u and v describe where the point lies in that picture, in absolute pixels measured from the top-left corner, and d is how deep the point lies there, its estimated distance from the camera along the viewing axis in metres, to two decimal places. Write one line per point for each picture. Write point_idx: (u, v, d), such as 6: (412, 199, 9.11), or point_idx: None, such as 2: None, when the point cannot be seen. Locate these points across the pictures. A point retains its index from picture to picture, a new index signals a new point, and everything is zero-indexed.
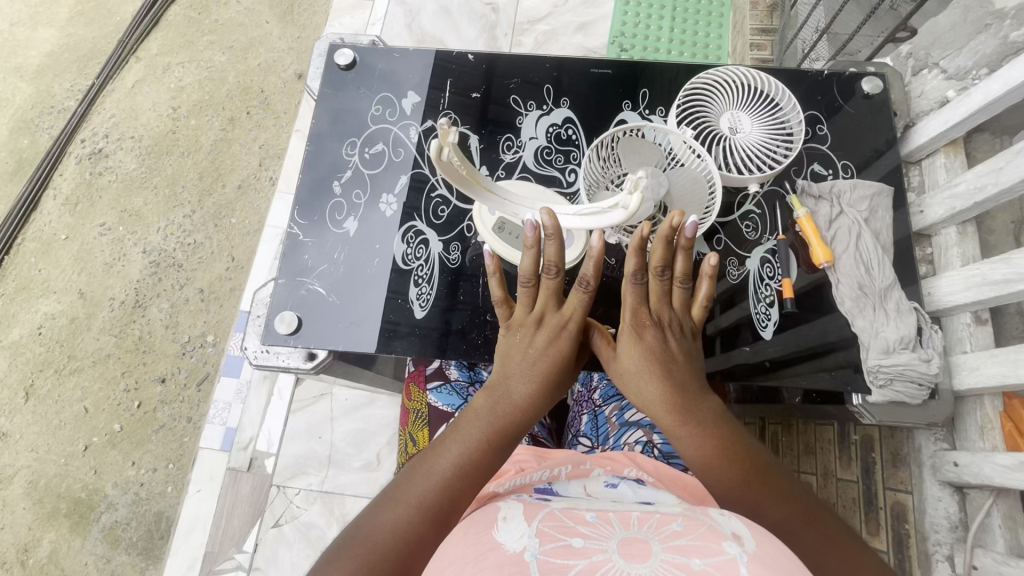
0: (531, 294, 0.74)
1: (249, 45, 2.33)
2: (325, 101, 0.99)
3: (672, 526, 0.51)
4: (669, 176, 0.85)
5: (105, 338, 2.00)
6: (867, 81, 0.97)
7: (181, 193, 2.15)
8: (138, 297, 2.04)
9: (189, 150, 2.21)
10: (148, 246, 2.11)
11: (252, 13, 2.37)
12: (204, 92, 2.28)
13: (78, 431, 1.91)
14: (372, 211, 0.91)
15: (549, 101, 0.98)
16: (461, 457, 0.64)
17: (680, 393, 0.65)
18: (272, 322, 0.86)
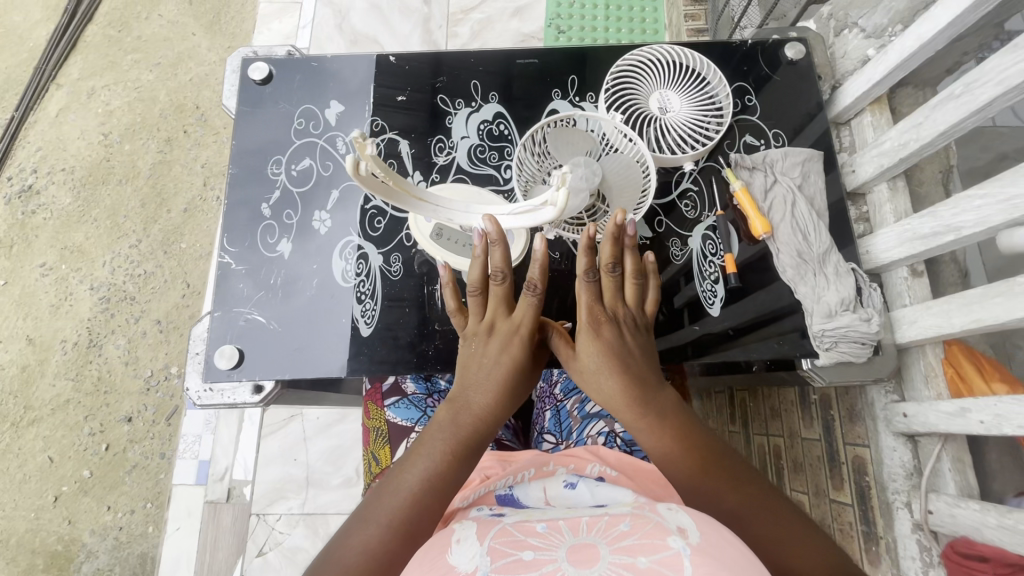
0: (480, 302, 0.73)
1: (178, 61, 2.21)
2: (244, 118, 0.94)
3: (620, 527, 0.49)
4: (602, 164, 0.84)
5: (62, 383, 1.91)
6: (790, 47, 0.97)
7: (123, 223, 2.05)
8: (92, 336, 1.94)
9: (127, 177, 2.10)
10: (96, 282, 2.00)
11: (176, 26, 2.25)
12: (135, 114, 2.16)
13: (46, 482, 1.82)
14: (306, 230, 0.88)
15: (477, 98, 0.95)
16: (428, 470, 0.62)
17: (637, 385, 0.65)
18: (211, 358, 0.82)
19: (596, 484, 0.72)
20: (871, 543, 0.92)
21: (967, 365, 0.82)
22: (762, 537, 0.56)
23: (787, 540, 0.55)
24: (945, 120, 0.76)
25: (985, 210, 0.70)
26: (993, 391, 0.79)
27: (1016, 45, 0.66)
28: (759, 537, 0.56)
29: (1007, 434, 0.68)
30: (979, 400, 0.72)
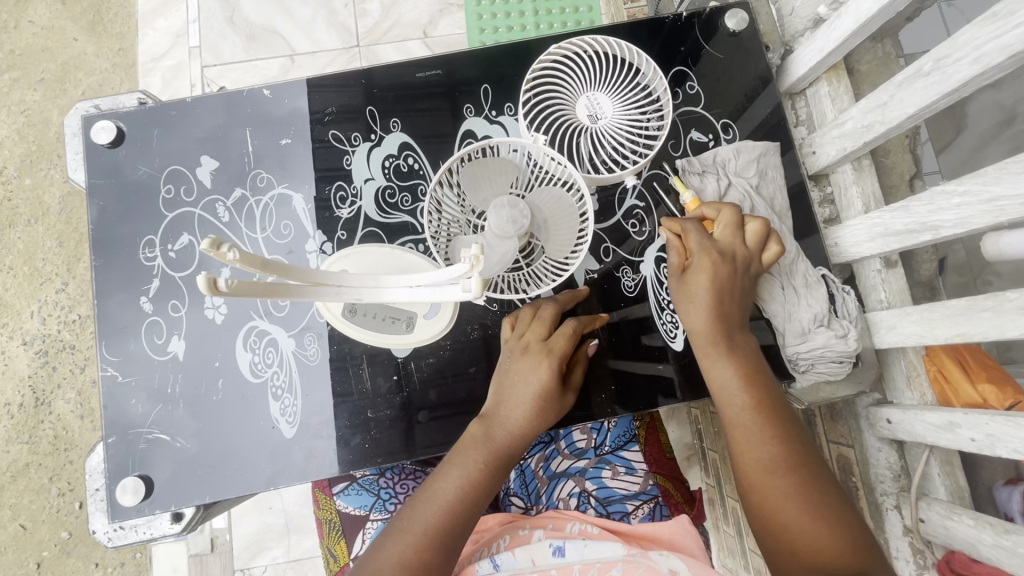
0: (535, 319, 0.70)
1: (64, 73, 1.88)
2: (100, 192, 0.78)
3: (613, 573, 0.65)
4: (530, 202, 0.71)
5: (15, 448, 1.68)
6: (730, 16, 0.84)
7: (43, 267, 1.78)
8: (37, 394, 1.72)
9: (35, 215, 1.80)
10: (28, 335, 1.74)
11: (53, 31, 1.87)
12: (28, 142, 1.83)
13: (22, 552, 1.64)
14: (199, 322, 0.75)
15: (377, 129, 0.81)
16: (458, 481, 0.60)
17: (722, 323, 0.66)
18: (114, 494, 0.71)
19: (582, 542, 0.70)
20: None
21: (950, 363, 0.79)
22: (771, 496, 0.57)
23: (793, 503, 0.56)
24: (913, 102, 0.66)
25: (965, 210, 0.61)
26: (979, 393, 0.76)
27: (996, 13, 0.55)
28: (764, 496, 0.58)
29: (1001, 456, 0.62)
30: (969, 416, 0.66)
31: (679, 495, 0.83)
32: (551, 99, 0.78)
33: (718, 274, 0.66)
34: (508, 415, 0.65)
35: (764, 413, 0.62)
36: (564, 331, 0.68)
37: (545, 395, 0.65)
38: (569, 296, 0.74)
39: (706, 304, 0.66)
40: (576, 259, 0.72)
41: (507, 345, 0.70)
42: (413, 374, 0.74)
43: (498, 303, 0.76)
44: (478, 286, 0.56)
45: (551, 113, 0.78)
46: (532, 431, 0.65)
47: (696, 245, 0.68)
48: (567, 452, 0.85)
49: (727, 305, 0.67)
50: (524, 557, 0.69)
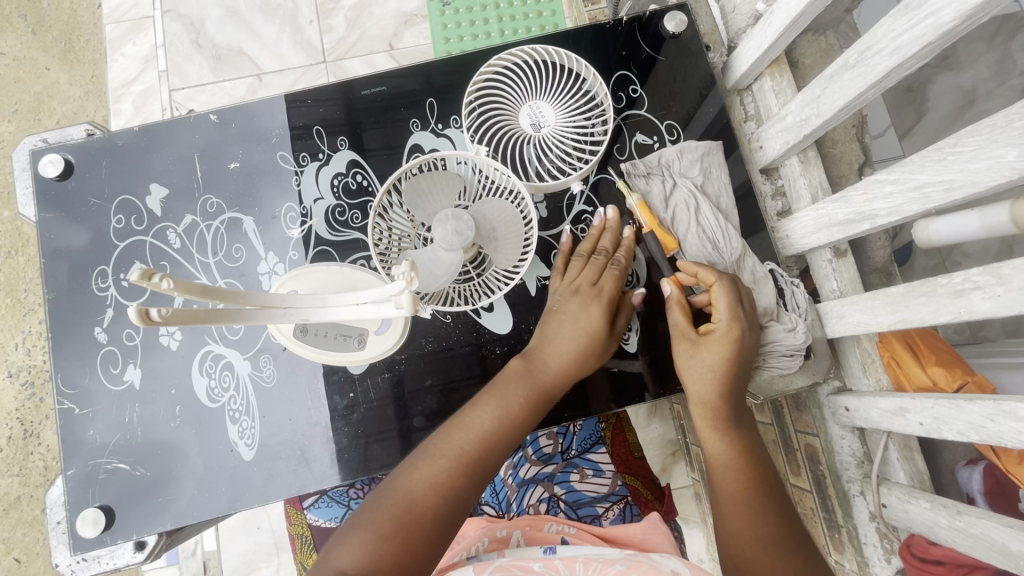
0: (585, 266, 0.74)
1: (37, 105, 1.89)
2: (50, 226, 0.79)
3: (618, 566, 0.64)
4: (473, 214, 0.72)
5: (5, 481, 1.70)
6: (669, 18, 0.84)
7: (25, 298, 1.79)
8: (25, 426, 1.73)
9: (14, 248, 1.82)
10: (12, 368, 1.76)
11: (24, 63, 1.89)
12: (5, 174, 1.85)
13: None
14: (153, 350, 0.75)
15: (325, 148, 0.81)
16: (497, 420, 0.64)
17: (730, 394, 0.68)
18: (75, 527, 0.71)
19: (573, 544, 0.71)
20: (834, 530, 0.89)
21: (901, 349, 0.79)
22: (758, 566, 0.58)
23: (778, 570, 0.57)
24: (844, 95, 0.67)
25: (896, 198, 0.62)
26: (929, 377, 0.77)
27: (908, 5, 0.56)
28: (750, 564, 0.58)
29: (947, 438, 0.63)
30: (917, 400, 0.66)
31: (648, 493, 0.84)
32: (494, 110, 0.78)
33: (732, 351, 0.68)
34: (553, 352, 0.70)
35: (756, 486, 0.63)
36: (610, 273, 0.73)
37: (591, 334, 0.70)
38: (613, 237, 0.76)
39: (716, 368, 0.68)
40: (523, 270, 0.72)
41: (557, 290, 0.74)
42: (371, 390, 0.75)
43: (450, 315, 0.77)
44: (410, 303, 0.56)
45: (495, 123, 0.78)
46: (573, 375, 0.70)
47: (723, 313, 0.68)
48: (534, 458, 0.84)
49: (736, 379, 0.68)
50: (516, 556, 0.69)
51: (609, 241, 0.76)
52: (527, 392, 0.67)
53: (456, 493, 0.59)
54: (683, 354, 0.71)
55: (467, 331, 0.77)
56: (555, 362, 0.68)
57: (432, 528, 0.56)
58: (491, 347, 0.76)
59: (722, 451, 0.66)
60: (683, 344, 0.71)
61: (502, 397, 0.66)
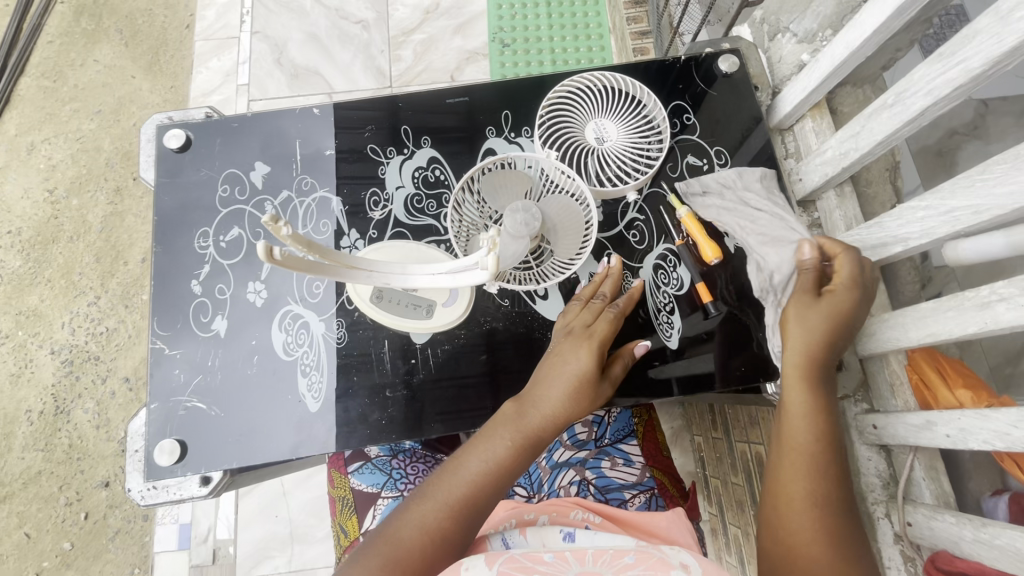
0: (581, 312, 0.80)
1: (119, 107, 2.07)
2: (165, 190, 0.89)
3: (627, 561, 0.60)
4: (541, 208, 0.81)
5: (32, 454, 1.78)
6: (723, 60, 0.96)
7: (79, 280, 1.92)
8: (58, 402, 1.82)
9: (77, 233, 1.96)
10: (57, 345, 1.87)
11: (114, 69, 2.10)
12: (80, 166, 2.02)
13: (25, 560, 1.70)
14: (240, 304, 0.84)
15: (409, 144, 0.91)
16: (490, 463, 0.66)
17: (822, 361, 0.70)
18: (152, 455, 0.78)
19: (592, 531, 0.72)
20: None
21: (929, 370, 0.83)
22: (804, 527, 0.61)
23: (815, 538, 0.61)
24: (881, 131, 0.75)
25: (928, 222, 0.69)
26: (957, 399, 0.79)
27: (942, 54, 0.65)
28: (787, 524, 0.63)
29: (973, 449, 0.67)
30: (944, 413, 0.71)
31: (674, 489, 0.87)
32: (562, 123, 0.88)
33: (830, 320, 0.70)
34: (544, 397, 0.72)
35: (817, 452, 0.65)
36: (603, 318, 0.78)
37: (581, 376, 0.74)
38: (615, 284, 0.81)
39: (824, 330, 0.70)
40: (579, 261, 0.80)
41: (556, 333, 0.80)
42: (430, 359, 0.81)
43: (508, 300, 0.84)
44: (495, 263, 0.63)
45: (561, 135, 0.87)
46: (565, 416, 0.72)
47: (846, 279, 0.71)
48: (569, 443, 0.89)
49: (835, 345, 0.70)
50: (535, 537, 0.73)
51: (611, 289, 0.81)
52: (520, 434, 0.69)
53: (449, 529, 0.61)
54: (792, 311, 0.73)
55: (522, 316, 0.84)
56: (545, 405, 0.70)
57: (422, 566, 0.58)
58: (541, 331, 0.83)
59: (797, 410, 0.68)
60: (802, 302, 0.73)
61: (493, 442, 0.68)
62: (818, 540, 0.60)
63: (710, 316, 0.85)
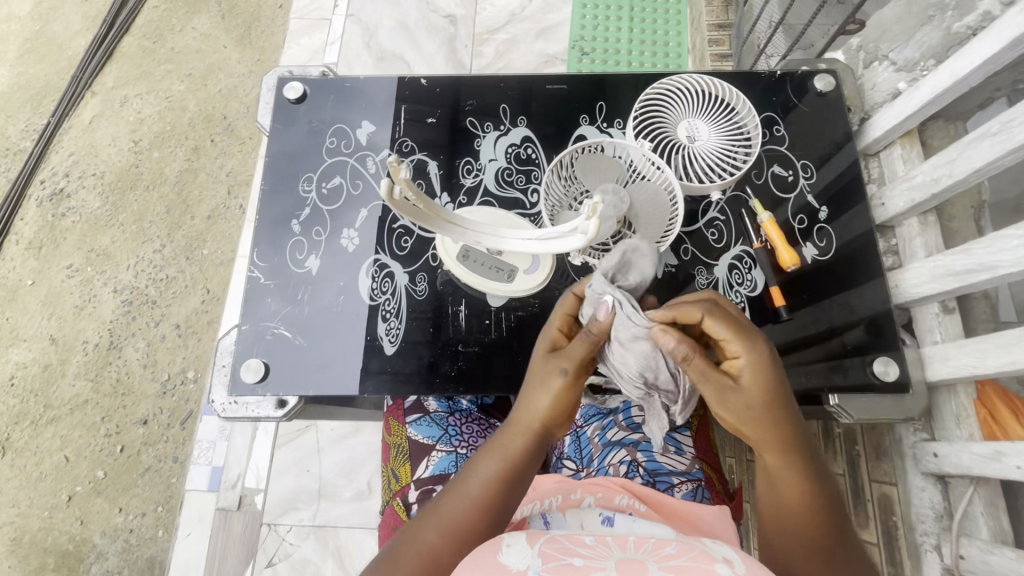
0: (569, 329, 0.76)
1: (208, 72, 2.21)
2: (277, 135, 0.97)
3: (670, 546, 0.55)
4: (629, 192, 0.84)
5: (82, 383, 1.88)
6: (819, 79, 1.00)
7: (149, 227, 2.04)
8: (113, 338, 1.92)
9: (154, 183, 2.09)
10: (119, 285, 1.99)
11: (208, 38, 2.25)
12: (165, 123, 2.16)
13: (60, 482, 1.79)
14: (334, 248, 0.90)
15: (506, 121, 0.97)
16: (467, 492, 0.64)
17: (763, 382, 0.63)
18: (238, 371, 0.84)
19: (631, 518, 0.74)
20: None
21: (1002, 406, 0.79)
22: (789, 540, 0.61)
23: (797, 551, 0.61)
24: (980, 159, 0.76)
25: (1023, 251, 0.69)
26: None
27: None
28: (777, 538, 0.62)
29: None
30: (1016, 444, 0.71)
31: (721, 486, 0.89)
32: (654, 118, 0.91)
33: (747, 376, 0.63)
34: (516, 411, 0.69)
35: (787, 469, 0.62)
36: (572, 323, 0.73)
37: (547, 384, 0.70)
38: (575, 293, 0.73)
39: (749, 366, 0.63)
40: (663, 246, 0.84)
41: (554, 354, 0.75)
42: (502, 322, 0.85)
43: (584, 277, 0.88)
44: (596, 226, 0.67)
45: (652, 129, 0.91)
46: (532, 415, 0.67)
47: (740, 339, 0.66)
48: (623, 424, 0.93)
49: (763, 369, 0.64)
50: (575, 520, 0.75)
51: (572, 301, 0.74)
52: (492, 455, 0.67)
53: (441, 559, 0.60)
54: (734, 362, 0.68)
55: None
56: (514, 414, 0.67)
57: None
58: None
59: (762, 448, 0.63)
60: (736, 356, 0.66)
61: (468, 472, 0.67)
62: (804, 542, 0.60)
63: (780, 319, 0.89)
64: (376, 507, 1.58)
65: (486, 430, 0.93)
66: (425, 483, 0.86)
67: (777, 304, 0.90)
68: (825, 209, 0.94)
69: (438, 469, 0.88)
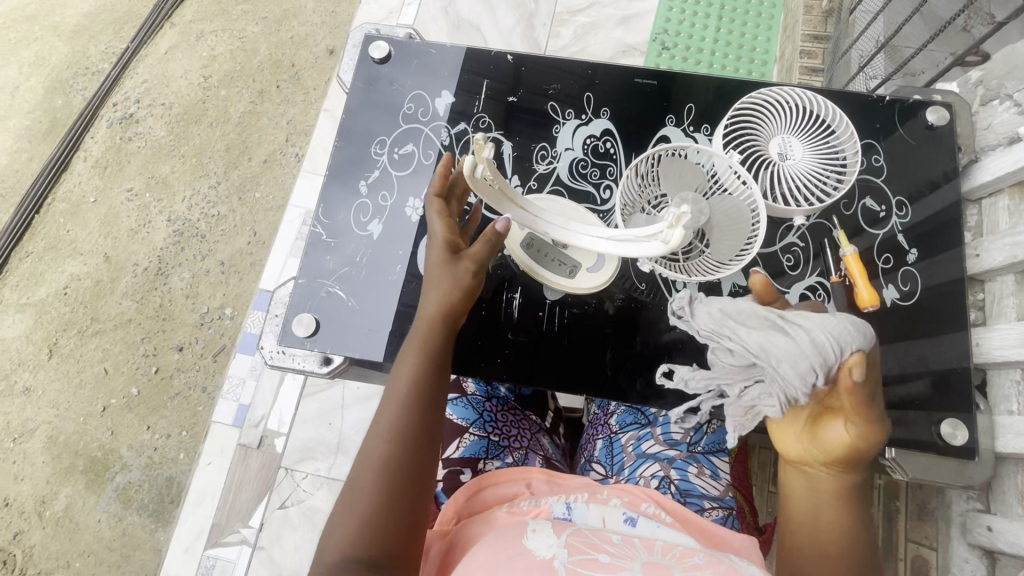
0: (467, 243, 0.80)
1: (283, 18, 2.22)
2: (355, 93, 0.97)
3: (695, 560, 0.60)
4: (710, 205, 0.81)
5: (127, 303, 1.96)
6: (932, 111, 0.94)
7: (207, 163, 2.09)
8: (161, 265, 1.99)
9: (217, 121, 2.13)
10: (173, 215, 2.05)
11: None
12: (235, 63, 2.18)
13: (97, 392, 1.88)
14: (398, 214, 0.90)
15: (589, 111, 0.94)
16: (378, 434, 0.68)
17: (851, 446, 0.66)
18: (289, 324, 0.86)
19: (655, 524, 0.72)
20: None
21: None
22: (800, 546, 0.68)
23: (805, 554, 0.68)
24: None
25: None
26: None
27: None
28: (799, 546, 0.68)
29: None
30: None
31: (752, 517, 0.86)
32: (746, 130, 0.87)
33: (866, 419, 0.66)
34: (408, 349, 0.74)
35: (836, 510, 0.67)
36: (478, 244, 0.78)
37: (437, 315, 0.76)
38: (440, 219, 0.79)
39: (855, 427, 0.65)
40: (738, 263, 0.81)
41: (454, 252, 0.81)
42: (556, 316, 0.87)
43: (645, 283, 0.87)
44: (679, 238, 0.67)
45: (743, 142, 0.87)
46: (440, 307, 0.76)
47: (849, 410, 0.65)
48: (660, 438, 0.90)
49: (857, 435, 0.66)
50: (596, 513, 0.73)
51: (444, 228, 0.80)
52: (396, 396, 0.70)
53: (377, 497, 0.63)
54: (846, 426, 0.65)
55: (658, 305, 0.87)
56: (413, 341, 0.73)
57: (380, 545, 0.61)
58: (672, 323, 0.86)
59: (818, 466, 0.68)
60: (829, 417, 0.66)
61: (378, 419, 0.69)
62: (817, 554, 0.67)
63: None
64: None
65: (519, 420, 0.94)
66: (454, 463, 0.86)
67: None
68: (914, 253, 0.89)
69: (468, 452, 0.88)
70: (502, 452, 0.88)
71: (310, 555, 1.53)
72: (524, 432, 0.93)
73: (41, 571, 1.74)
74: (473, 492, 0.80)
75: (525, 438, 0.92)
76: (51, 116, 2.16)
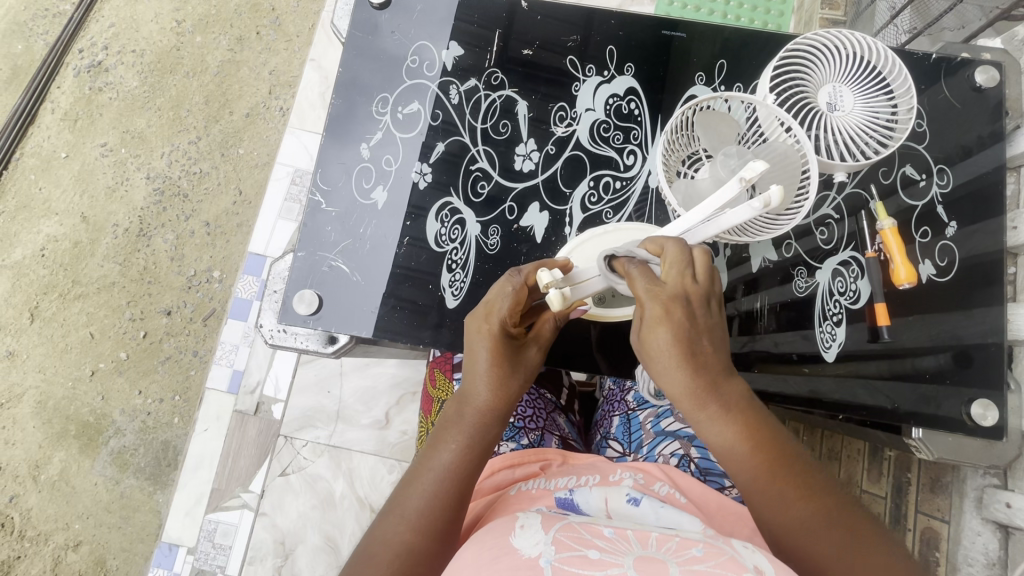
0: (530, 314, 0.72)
1: None
2: (354, 43, 0.94)
3: (692, 552, 0.47)
4: (752, 154, 0.73)
5: (109, 266, 1.87)
6: (982, 71, 0.88)
7: (185, 117, 1.95)
8: (142, 226, 1.89)
9: (194, 71, 1.98)
10: (152, 172, 1.93)
11: None
12: (209, 6, 2.00)
13: (84, 356, 1.82)
14: (401, 180, 0.90)
15: (611, 67, 0.92)
16: (430, 478, 0.61)
17: (692, 350, 0.56)
18: (290, 301, 0.86)
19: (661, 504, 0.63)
20: None
21: None
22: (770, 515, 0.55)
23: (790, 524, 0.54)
24: None
25: None
26: None
27: None
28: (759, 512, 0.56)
29: None
30: None
31: None
32: (793, 78, 0.80)
33: (693, 287, 0.57)
34: (472, 393, 0.65)
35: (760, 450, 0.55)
36: (544, 322, 0.71)
37: (494, 410, 0.65)
38: (510, 307, 0.64)
39: (673, 337, 0.55)
40: (795, 221, 0.73)
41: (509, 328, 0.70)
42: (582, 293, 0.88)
43: None
44: (778, 194, 0.59)
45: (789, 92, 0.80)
46: (504, 400, 0.65)
47: (666, 291, 0.56)
48: (679, 417, 0.88)
49: (698, 346, 0.56)
50: (598, 495, 0.66)
51: (509, 314, 0.65)
52: (434, 487, 0.60)
53: (422, 554, 0.57)
54: (665, 332, 0.56)
55: None
56: (475, 400, 0.65)
57: None
58: None
59: (681, 388, 0.56)
60: (669, 311, 0.56)
61: (404, 503, 0.60)
62: (785, 512, 0.54)
63: (878, 339, 0.83)
64: (394, 438, 1.57)
65: (535, 401, 0.95)
66: None
67: (879, 323, 0.82)
68: (954, 226, 0.85)
69: None
70: (517, 433, 0.87)
71: (314, 522, 1.51)
72: (540, 413, 0.93)
73: (41, 533, 1.73)
74: (492, 471, 0.77)
75: (541, 419, 0.92)
76: (11, 64, 1.98)
